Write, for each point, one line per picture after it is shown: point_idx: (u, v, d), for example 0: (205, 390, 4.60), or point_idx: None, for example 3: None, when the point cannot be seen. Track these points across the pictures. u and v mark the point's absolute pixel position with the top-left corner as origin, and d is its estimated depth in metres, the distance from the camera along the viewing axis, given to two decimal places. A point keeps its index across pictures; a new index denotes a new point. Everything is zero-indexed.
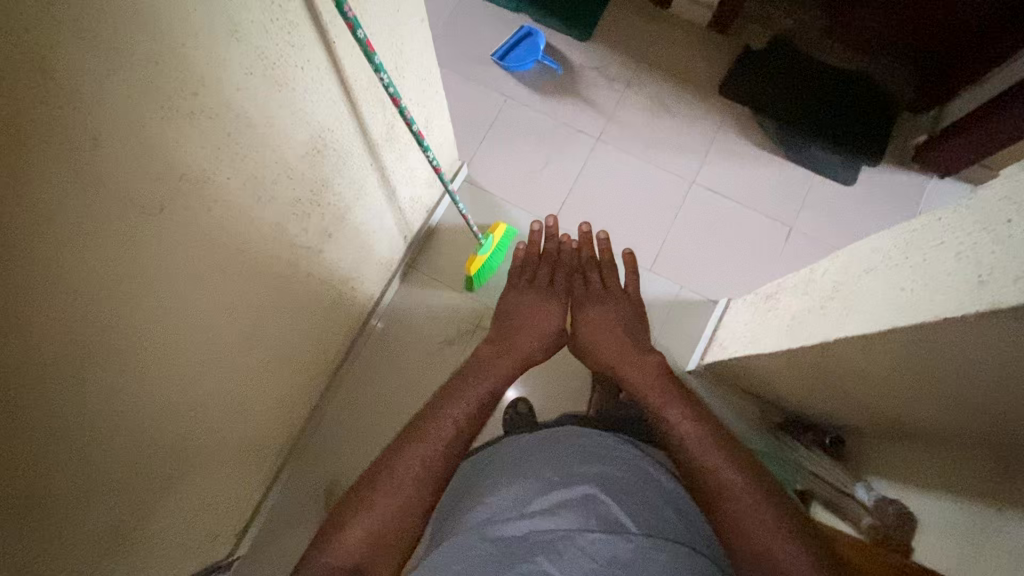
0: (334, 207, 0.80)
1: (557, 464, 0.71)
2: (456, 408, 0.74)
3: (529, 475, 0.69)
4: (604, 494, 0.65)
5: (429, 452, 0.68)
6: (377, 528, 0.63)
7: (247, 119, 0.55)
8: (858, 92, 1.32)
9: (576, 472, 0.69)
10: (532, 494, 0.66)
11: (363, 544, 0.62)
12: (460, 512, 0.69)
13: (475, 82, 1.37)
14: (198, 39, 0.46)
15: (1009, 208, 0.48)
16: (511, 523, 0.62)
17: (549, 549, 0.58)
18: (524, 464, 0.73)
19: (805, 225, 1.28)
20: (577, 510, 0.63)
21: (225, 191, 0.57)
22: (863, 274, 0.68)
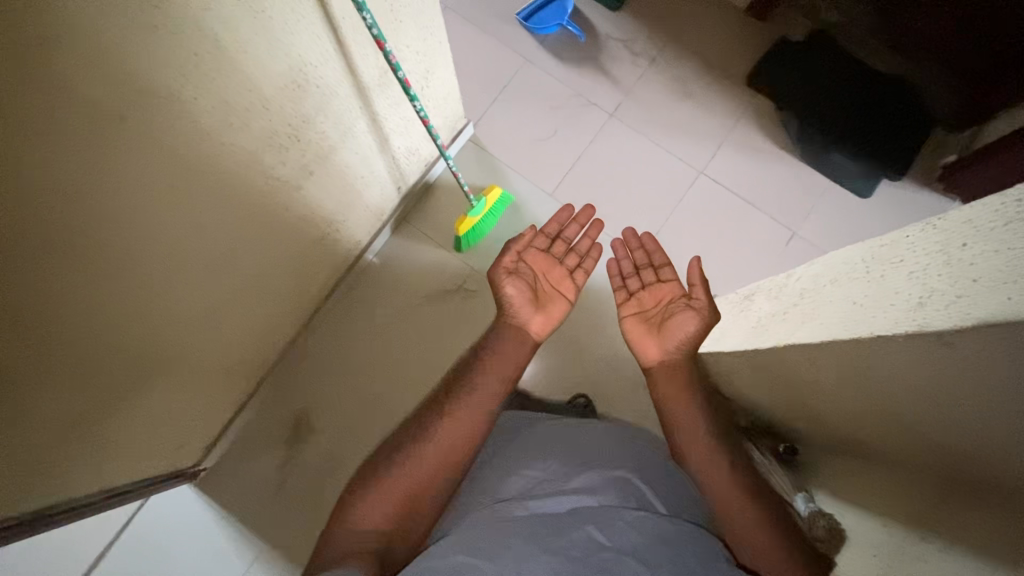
0: (317, 145, 0.81)
1: (587, 450, 0.76)
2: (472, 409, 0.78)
3: (556, 456, 0.75)
4: (637, 479, 0.72)
5: (441, 448, 0.75)
6: (382, 513, 0.70)
7: (216, 42, 0.56)
8: (892, 100, 1.26)
9: (611, 457, 0.75)
10: (569, 472, 0.71)
11: (380, 527, 0.70)
12: (490, 479, 0.74)
13: (496, 40, 1.34)
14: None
15: (967, 231, 0.46)
16: (551, 499, 0.68)
17: (598, 521, 0.64)
18: (547, 444, 0.78)
19: (810, 231, 1.24)
20: (615, 489, 0.69)
21: (192, 111, 0.59)
22: (827, 283, 0.67)
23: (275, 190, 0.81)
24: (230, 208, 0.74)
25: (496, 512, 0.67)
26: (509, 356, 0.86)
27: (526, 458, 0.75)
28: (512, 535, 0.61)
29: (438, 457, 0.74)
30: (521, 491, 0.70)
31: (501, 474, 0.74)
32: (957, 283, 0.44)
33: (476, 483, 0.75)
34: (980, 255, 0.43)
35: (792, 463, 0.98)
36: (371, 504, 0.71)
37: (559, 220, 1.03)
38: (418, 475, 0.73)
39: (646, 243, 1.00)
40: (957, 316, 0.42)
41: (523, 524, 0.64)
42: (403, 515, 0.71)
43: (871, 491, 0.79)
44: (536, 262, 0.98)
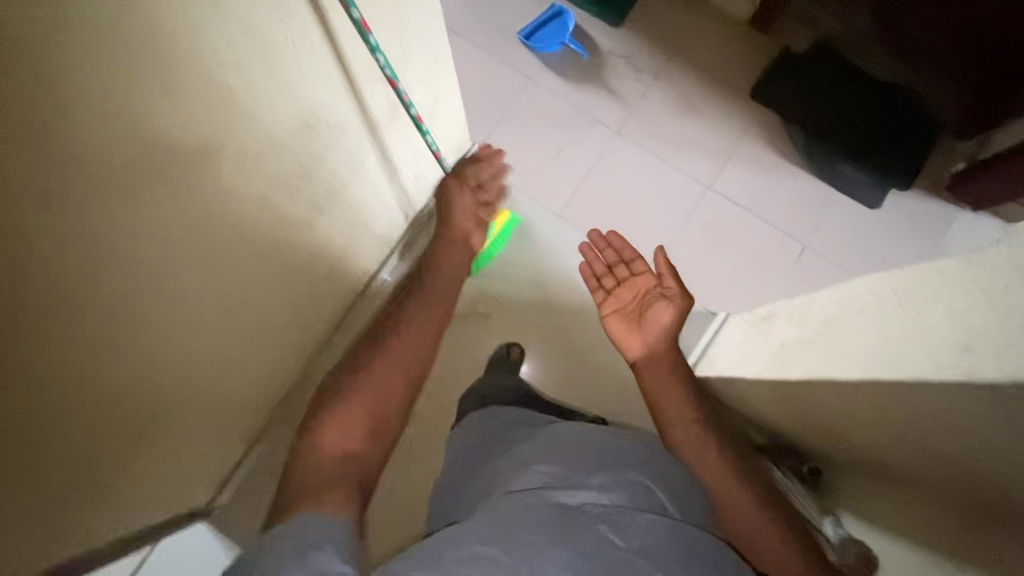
0: (328, 182, 0.80)
1: (596, 450, 0.71)
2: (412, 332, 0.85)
3: (572, 458, 0.69)
4: (652, 483, 0.67)
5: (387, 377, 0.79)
6: (337, 447, 0.69)
7: (226, 92, 0.55)
8: (897, 110, 1.26)
9: (622, 459, 0.70)
10: (582, 470, 0.67)
11: (330, 464, 0.67)
12: (498, 473, 0.70)
13: (498, 60, 1.33)
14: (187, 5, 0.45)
15: (1010, 274, 0.46)
16: (567, 493, 0.64)
17: (610, 520, 0.61)
18: (557, 441, 0.73)
19: (820, 244, 1.23)
20: (627, 489, 0.65)
21: (203, 162, 0.58)
22: (854, 314, 0.66)
23: (286, 230, 0.79)
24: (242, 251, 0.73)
25: (509, 502, 0.63)
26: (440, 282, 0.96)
27: (538, 454, 0.70)
28: (528, 528, 0.58)
29: (380, 395, 0.76)
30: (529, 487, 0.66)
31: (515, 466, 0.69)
32: (1005, 327, 0.44)
33: (486, 476, 0.72)
34: None
35: (816, 484, 0.96)
36: (328, 436, 0.70)
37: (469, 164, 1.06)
38: (363, 397, 0.75)
39: (617, 240, 1.02)
40: (1012, 365, 0.42)
41: (532, 513, 0.61)
42: (355, 450, 0.70)
43: (902, 515, 0.78)
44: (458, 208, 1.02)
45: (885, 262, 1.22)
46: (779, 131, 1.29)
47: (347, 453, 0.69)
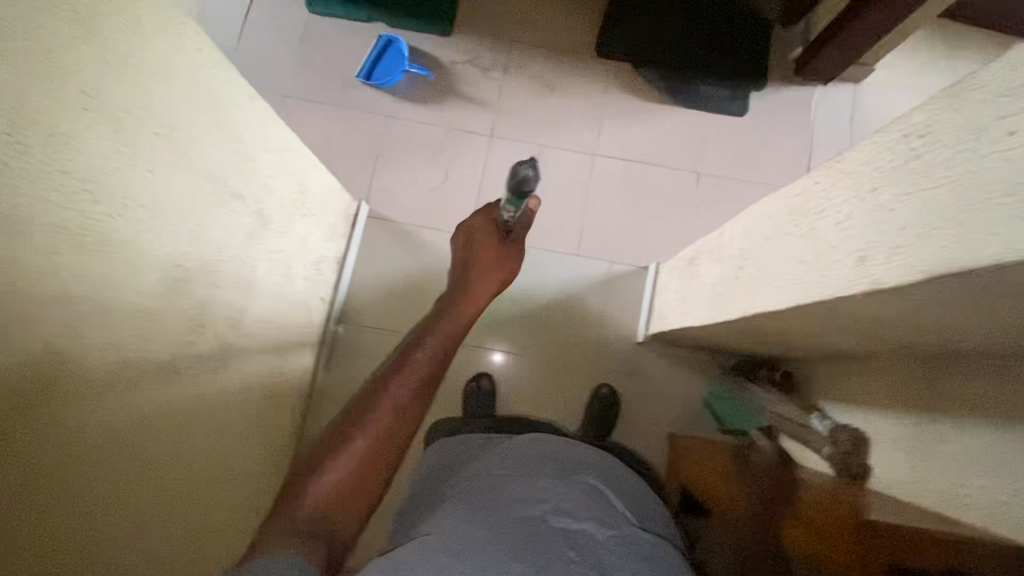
0: (223, 318, 0.74)
1: (559, 468, 0.76)
2: (391, 400, 0.68)
3: (526, 464, 0.75)
4: (606, 491, 0.75)
5: (368, 440, 0.63)
6: (332, 491, 0.59)
7: (76, 299, 0.49)
8: (729, 19, 1.32)
9: (575, 477, 0.74)
10: (550, 490, 0.69)
11: (331, 495, 0.59)
12: (460, 498, 0.69)
13: (350, 110, 1.29)
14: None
15: (875, 175, 0.48)
16: (533, 505, 0.66)
17: (571, 540, 0.62)
18: (517, 461, 0.76)
19: (711, 166, 1.29)
20: (587, 504, 0.69)
21: (95, 373, 0.52)
22: (762, 242, 0.68)
23: (206, 381, 0.74)
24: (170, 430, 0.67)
25: (468, 516, 0.64)
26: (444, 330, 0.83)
27: (517, 472, 0.73)
28: (487, 536, 0.59)
29: (413, 407, 0.69)
30: (515, 498, 0.67)
31: (467, 491, 0.71)
32: (886, 234, 0.46)
33: (462, 497, 0.70)
34: (897, 201, 0.45)
35: (791, 385, 1.04)
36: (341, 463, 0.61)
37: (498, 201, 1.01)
38: (350, 464, 0.61)
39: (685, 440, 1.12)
40: (898, 269, 0.44)
41: (488, 518, 0.63)
42: (347, 497, 0.59)
43: (873, 387, 0.84)
44: (467, 260, 0.98)
45: (771, 159, 1.30)
46: (637, 76, 1.32)
47: (383, 446, 0.63)
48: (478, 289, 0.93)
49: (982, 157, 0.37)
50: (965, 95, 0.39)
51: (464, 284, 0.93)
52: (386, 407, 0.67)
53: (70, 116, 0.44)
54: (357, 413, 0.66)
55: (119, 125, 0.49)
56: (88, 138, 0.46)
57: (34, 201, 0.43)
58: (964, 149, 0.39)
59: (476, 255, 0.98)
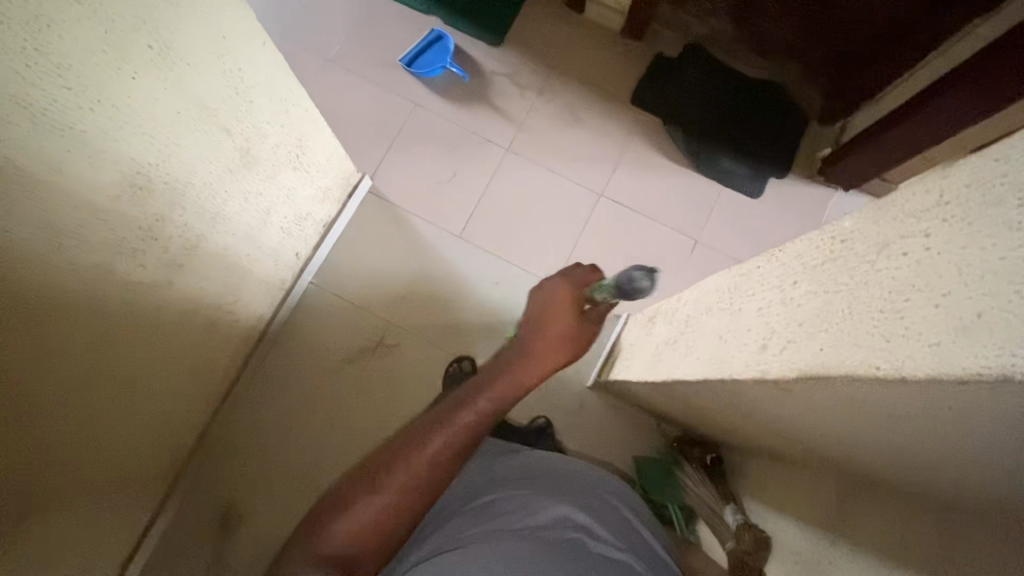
0: (179, 238, 0.77)
1: (582, 495, 0.82)
2: (434, 442, 0.76)
3: (552, 490, 0.82)
4: (627, 522, 0.82)
5: (398, 489, 0.73)
6: (357, 532, 0.71)
7: (21, 172, 0.51)
8: (767, 103, 1.33)
9: (596, 505, 0.81)
10: (579, 515, 0.76)
11: (354, 536, 0.71)
12: (500, 511, 0.77)
13: (383, 88, 1.33)
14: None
15: (798, 269, 0.48)
16: (568, 529, 0.73)
17: (609, 563, 0.70)
18: (545, 484, 0.83)
19: (710, 237, 1.29)
20: (613, 530, 0.77)
21: (21, 246, 0.53)
22: (703, 313, 0.68)
23: (145, 291, 0.75)
24: (89, 324, 0.68)
25: (505, 533, 0.70)
26: (493, 393, 0.81)
27: (545, 494, 0.79)
28: (540, 559, 0.65)
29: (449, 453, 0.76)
30: (548, 520, 0.74)
31: (505, 507, 0.77)
32: (787, 326, 0.45)
33: (505, 508, 0.77)
34: (806, 297, 0.44)
35: (719, 471, 1.03)
36: (366, 510, 0.71)
37: (586, 266, 0.93)
38: (376, 508, 0.72)
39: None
40: (785, 363, 0.43)
41: (521, 536, 0.69)
42: (368, 536, 0.71)
43: (790, 496, 0.81)
44: (536, 325, 0.89)
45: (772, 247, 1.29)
46: (663, 133, 1.34)
47: (410, 498, 0.73)
48: (531, 370, 0.84)
49: (879, 270, 0.37)
50: (885, 208, 0.39)
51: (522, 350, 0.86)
52: (421, 458, 0.75)
53: (60, 4, 0.47)
54: (388, 460, 0.75)
55: (110, 27, 0.52)
56: (75, 28, 0.49)
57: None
58: (868, 261, 0.38)
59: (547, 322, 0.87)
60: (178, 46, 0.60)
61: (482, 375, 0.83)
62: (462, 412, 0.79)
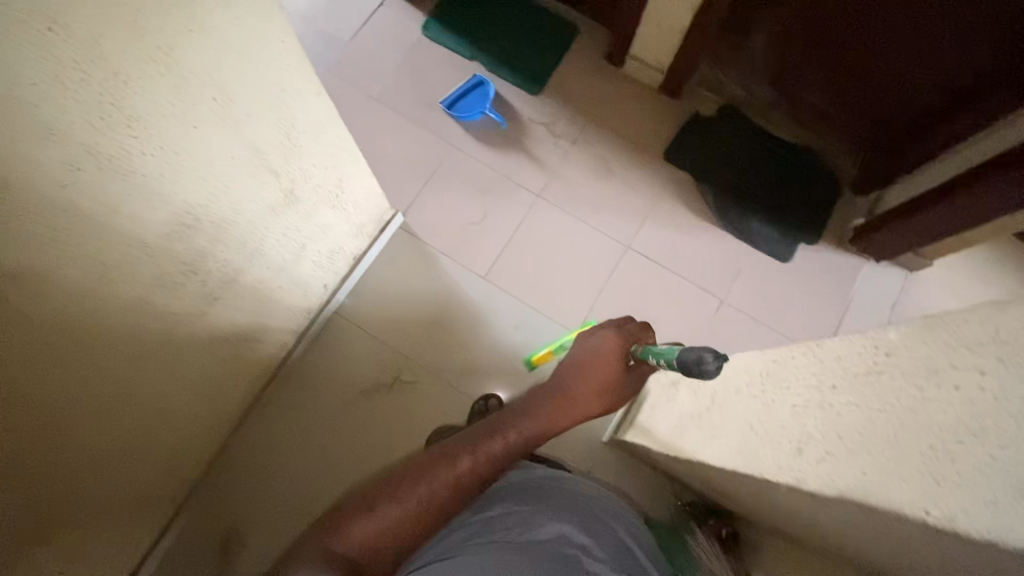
0: (218, 272, 0.78)
1: (587, 514, 0.81)
2: (464, 461, 0.84)
3: (560, 506, 0.81)
4: (634, 545, 0.80)
5: (421, 498, 0.81)
6: (376, 534, 0.78)
7: (78, 213, 0.53)
8: (801, 168, 1.33)
9: (601, 524, 0.80)
10: (579, 533, 0.75)
11: (373, 535, 0.78)
12: (500, 525, 0.77)
13: (422, 128, 1.36)
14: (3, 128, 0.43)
15: (836, 374, 0.47)
16: (566, 546, 0.72)
17: None
18: (550, 500, 0.82)
19: (737, 298, 1.28)
20: (617, 551, 0.75)
21: (64, 281, 0.55)
22: (732, 393, 0.67)
23: (179, 320, 0.77)
24: (120, 350, 0.69)
25: (500, 547, 0.71)
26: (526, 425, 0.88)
27: (547, 510, 0.79)
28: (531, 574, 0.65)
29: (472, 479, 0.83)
30: (545, 536, 0.73)
31: (507, 523, 0.77)
32: (826, 436, 0.45)
33: (505, 523, 0.77)
34: (846, 407, 0.44)
35: (734, 547, 0.98)
36: (387, 513, 0.79)
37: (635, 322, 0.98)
38: (398, 511, 0.80)
39: None
40: (824, 478, 0.43)
41: (515, 551, 0.70)
42: (386, 539, 0.78)
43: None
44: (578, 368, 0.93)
45: (798, 314, 1.27)
46: (694, 190, 1.34)
47: (430, 509, 0.81)
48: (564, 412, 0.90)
49: (927, 398, 0.36)
50: (935, 330, 0.38)
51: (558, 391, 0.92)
52: (447, 474, 0.83)
53: (141, 62, 0.50)
54: (417, 471, 0.83)
55: (183, 82, 0.55)
56: (148, 82, 0.52)
57: (71, 117, 0.47)
58: (916, 385, 0.38)
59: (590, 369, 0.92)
60: (240, 95, 0.63)
61: (516, 409, 0.90)
62: (493, 439, 0.87)
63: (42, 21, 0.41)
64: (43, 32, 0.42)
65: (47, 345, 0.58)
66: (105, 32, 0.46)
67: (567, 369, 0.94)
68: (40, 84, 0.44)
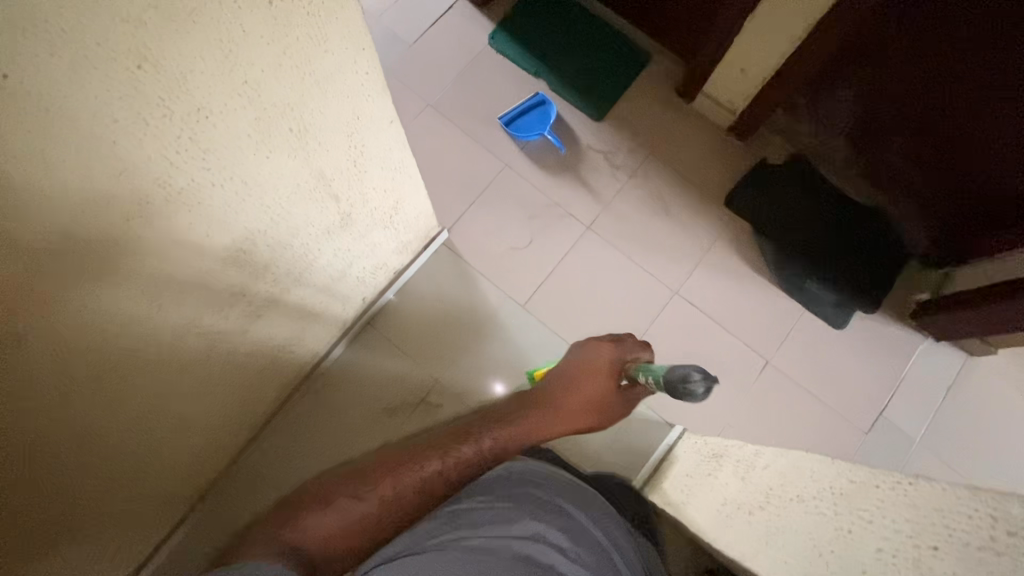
0: (266, 291, 0.76)
1: (568, 509, 0.74)
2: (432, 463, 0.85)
3: (538, 501, 0.73)
4: (614, 546, 0.73)
5: (380, 497, 0.82)
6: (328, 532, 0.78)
7: (137, 243, 0.50)
8: (867, 232, 1.27)
9: (581, 522, 0.73)
10: (559, 534, 0.68)
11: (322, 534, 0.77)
12: (472, 519, 0.69)
13: (478, 143, 1.33)
14: (73, 165, 0.40)
15: (937, 531, 0.42)
16: (543, 549, 0.65)
17: None
18: (529, 494, 0.74)
19: (782, 361, 1.22)
20: (596, 555, 0.69)
21: (113, 304, 0.53)
22: (797, 500, 0.62)
23: (219, 336, 0.74)
24: (157, 367, 0.67)
25: (469, 548, 0.63)
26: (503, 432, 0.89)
27: (526, 505, 0.71)
28: None
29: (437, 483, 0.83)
30: (523, 536, 0.66)
31: (481, 517, 0.69)
32: None
33: (478, 517, 0.69)
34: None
35: None
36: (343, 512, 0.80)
37: (631, 343, 0.96)
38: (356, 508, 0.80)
39: None
40: None
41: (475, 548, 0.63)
42: (338, 536, 0.78)
43: None
44: (568, 380, 0.94)
45: (845, 387, 1.21)
46: (751, 242, 1.28)
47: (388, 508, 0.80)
48: (549, 423, 0.91)
49: None
50: None
51: (546, 402, 0.93)
52: (411, 475, 0.84)
53: (223, 96, 0.47)
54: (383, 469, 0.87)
55: (261, 114, 0.52)
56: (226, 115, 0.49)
57: (147, 151, 0.45)
58: None
59: (577, 386, 0.92)
60: (315, 124, 0.59)
61: (496, 417, 0.92)
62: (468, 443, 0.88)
63: (133, 59, 0.38)
64: (132, 70, 0.39)
65: (84, 368, 0.56)
66: (193, 70, 0.43)
67: (551, 381, 0.95)
68: (122, 120, 0.41)
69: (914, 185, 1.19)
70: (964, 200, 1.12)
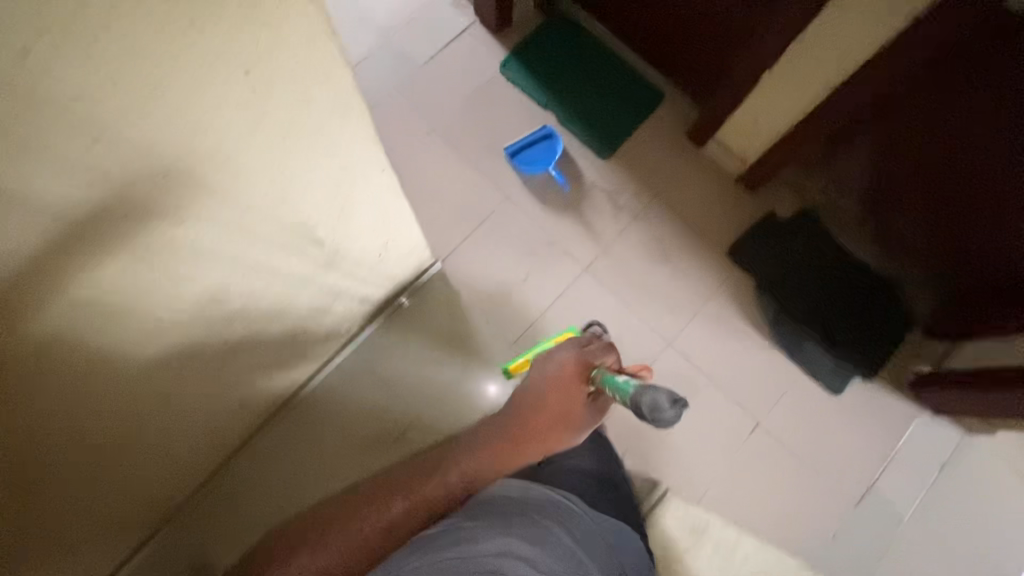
0: (239, 332, 0.73)
1: (539, 525, 0.66)
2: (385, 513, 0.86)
3: (508, 519, 0.65)
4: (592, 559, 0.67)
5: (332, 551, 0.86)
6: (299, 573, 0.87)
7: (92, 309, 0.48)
8: (871, 296, 1.23)
9: (555, 534, 0.66)
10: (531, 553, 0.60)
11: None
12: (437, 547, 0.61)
13: (481, 173, 1.30)
14: (22, 254, 0.37)
15: None
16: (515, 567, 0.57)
17: None
18: (497, 513, 0.67)
19: (773, 424, 1.19)
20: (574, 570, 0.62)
21: (63, 366, 0.50)
22: None
23: (186, 379, 0.72)
24: (116, 415, 0.65)
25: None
26: (465, 461, 0.87)
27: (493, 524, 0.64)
28: None
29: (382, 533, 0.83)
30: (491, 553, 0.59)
31: (440, 546, 0.61)
32: None
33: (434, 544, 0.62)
34: None
35: None
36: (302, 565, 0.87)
37: (600, 346, 0.91)
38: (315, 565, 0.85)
39: None
40: None
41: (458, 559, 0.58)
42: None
43: None
44: (535, 394, 0.90)
45: (835, 456, 1.18)
46: (751, 298, 1.25)
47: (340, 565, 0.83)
48: (518, 448, 0.86)
49: None
50: None
51: (515, 423, 0.89)
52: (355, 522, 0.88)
53: (189, 164, 0.44)
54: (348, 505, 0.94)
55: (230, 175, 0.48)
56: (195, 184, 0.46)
57: (106, 217, 0.41)
58: None
59: (543, 398, 0.88)
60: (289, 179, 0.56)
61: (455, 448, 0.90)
62: (425, 482, 0.87)
63: (90, 134, 0.35)
64: (89, 144, 0.36)
65: (33, 427, 0.53)
66: (156, 140, 0.39)
67: (517, 398, 0.91)
68: (84, 190, 0.38)
69: (928, 255, 1.13)
70: (977, 277, 1.06)
